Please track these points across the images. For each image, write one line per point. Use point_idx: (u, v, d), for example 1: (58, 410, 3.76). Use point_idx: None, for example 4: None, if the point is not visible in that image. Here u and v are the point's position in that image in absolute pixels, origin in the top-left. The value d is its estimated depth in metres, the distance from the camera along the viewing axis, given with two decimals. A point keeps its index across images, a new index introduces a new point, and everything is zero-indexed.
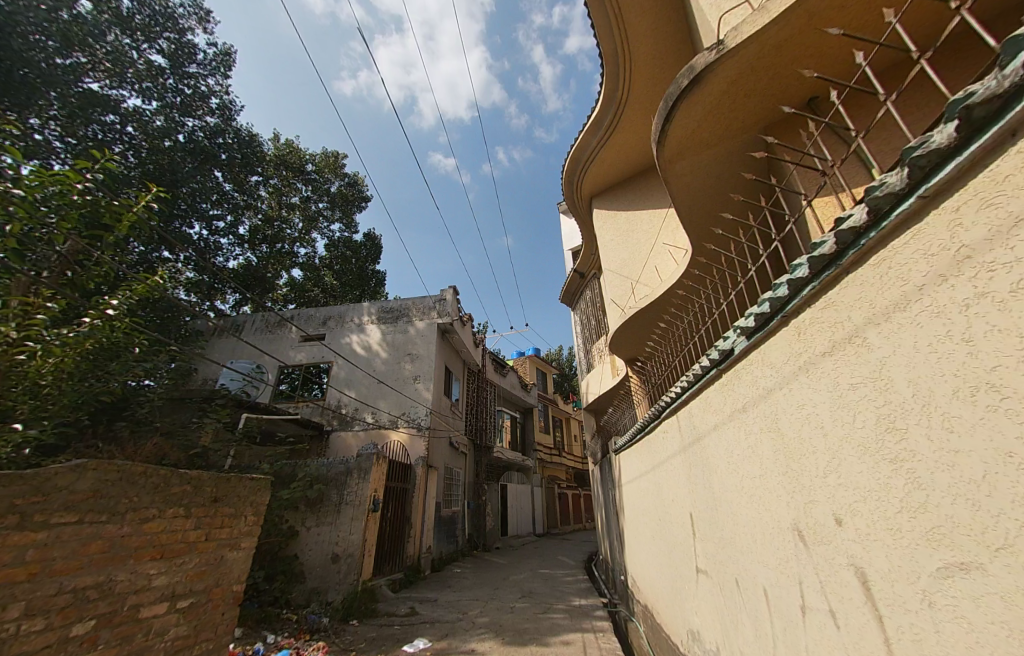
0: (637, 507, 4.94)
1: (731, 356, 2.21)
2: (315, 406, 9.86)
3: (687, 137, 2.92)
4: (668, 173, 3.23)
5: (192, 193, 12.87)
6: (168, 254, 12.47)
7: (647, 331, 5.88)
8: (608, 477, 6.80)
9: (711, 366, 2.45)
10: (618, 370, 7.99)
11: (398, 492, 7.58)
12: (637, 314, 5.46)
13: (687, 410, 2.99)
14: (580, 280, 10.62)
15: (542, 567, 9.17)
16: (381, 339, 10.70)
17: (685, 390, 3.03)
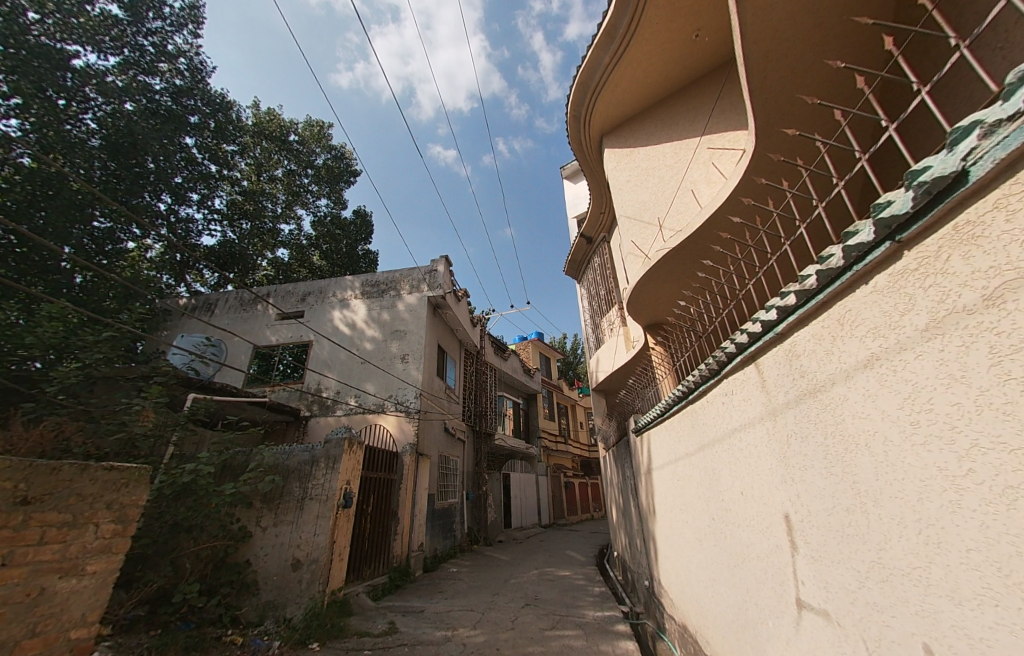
0: (673, 499, 3.89)
1: (944, 201, 1.05)
2: (292, 390, 8.79)
3: None
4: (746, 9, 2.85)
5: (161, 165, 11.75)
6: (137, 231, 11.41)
7: (682, 283, 4.86)
8: (628, 464, 5.68)
9: (869, 250, 1.27)
10: (635, 340, 6.86)
11: (381, 483, 6.52)
12: (670, 256, 4.42)
13: (780, 352, 1.84)
14: (587, 246, 9.42)
15: (548, 565, 8.14)
16: (366, 316, 9.47)
17: (770, 328, 1.89)
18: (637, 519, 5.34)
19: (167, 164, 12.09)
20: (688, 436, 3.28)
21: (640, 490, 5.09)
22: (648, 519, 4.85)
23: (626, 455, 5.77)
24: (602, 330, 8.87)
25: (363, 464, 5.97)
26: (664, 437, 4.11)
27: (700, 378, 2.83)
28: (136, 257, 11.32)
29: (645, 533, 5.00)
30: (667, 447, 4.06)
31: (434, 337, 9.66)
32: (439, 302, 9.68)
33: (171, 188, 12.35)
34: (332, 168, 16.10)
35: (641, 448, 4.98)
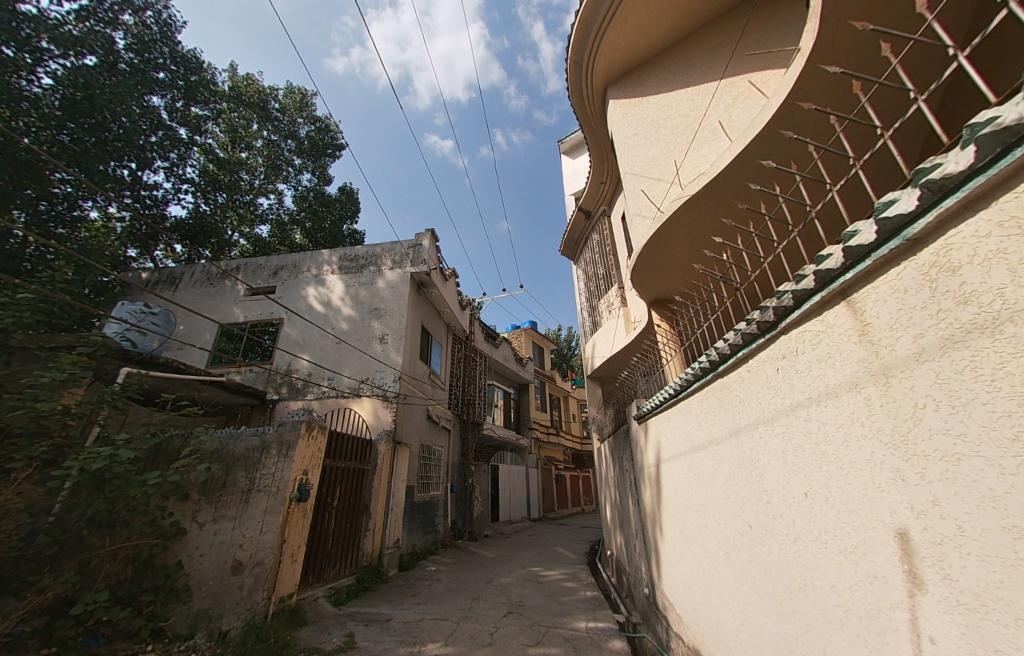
0: (685, 498, 3.22)
1: None
2: (260, 371, 8.01)
3: None
4: None
5: (127, 128, 10.85)
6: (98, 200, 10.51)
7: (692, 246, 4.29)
8: (626, 455, 5.01)
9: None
10: (637, 321, 6.18)
11: (348, 474, 5.81)
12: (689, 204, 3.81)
13: (923, 265, 1.10)
14: (585, 221, 8.70)
15: (535, 563, 7.51)
16: (343, 293, 8.65)
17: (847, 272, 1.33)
18: (636, 519, 4.69)
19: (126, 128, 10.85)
20: (711, 419, 2.59)
21: (640, 485, 4.42)
22: (650, 519, 4.18)
23: (625, 446, 5.07)
24: (598, 313, 8.19)
25: (326, 452, 5.25)
26: (676, 422, 3.41)
27: (741, 340, 2.09)
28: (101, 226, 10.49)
29: (646, 535, 4.34)
30: (677, 436, 3.39)
31: (418, 317, 8.86)
32: (423, 280, 8.89)
33: (138, 154, 11.41)
34: (316, 139, 15.13)
35: (644, 437, 4.31)
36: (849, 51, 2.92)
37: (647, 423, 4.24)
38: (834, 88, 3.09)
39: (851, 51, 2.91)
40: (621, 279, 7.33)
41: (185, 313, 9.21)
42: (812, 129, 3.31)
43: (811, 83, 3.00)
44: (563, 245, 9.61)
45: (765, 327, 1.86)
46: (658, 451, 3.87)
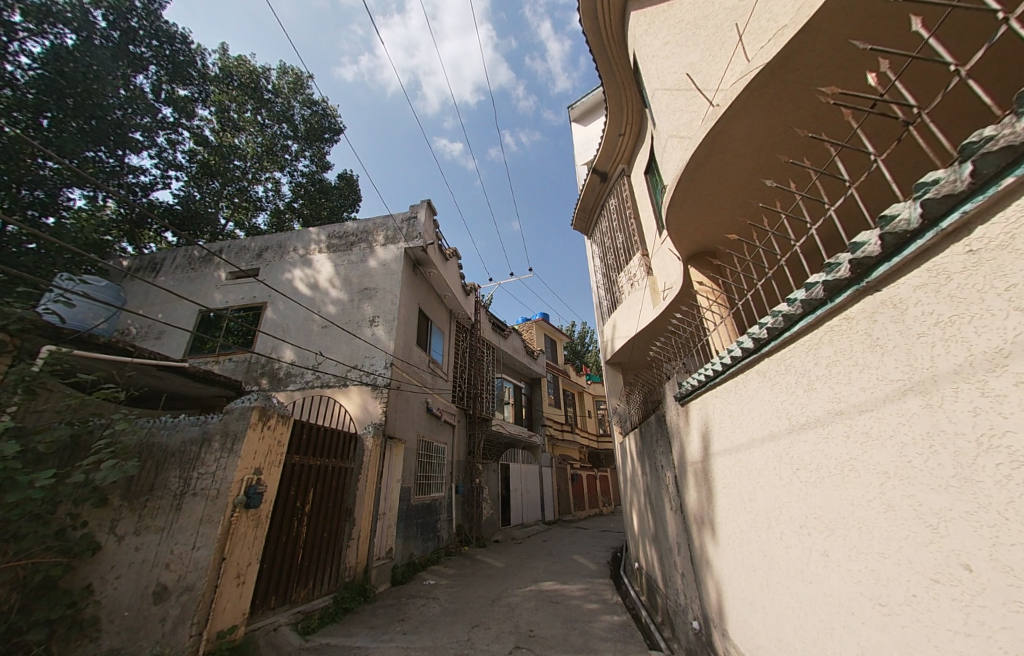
0: (750, 502, 2.17)
1: None
2: (240, 360, 7.18)
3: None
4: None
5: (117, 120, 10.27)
6: (89, 192, 10.03)
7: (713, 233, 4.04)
8: (661, 447, 3.94)
9: None
10: (670, 286, 5.10)
11: (325, 474, 4.89)
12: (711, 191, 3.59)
13: None
14: (601, 185, 7.64)
15: (551, 576, 6.49)
16: (331, 273, 7.64)
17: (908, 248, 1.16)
18: (675, 529, 3.63)
19: (136, 118, 10.80)
20: (833, 373, 1.50)
21: (680, 485, 3.36)
22: (693, 530, 3.10)
23: (660, 434, 3.98)
24: (619, 288, 7.09)
25: (291, 447, 4.33)
26: (746, 387, 2.19)
27: (825, 293, 1.48)
28: (85, 214, 9.88)
29: (690, 550, 3.28)
30: (731, 416, 2.38)
31: (415, 300, 7.85)
32: (420, 258, 7.85)
33: (131, 145, 10.89)
34: (313, 125, 14.41)
35: (684, 421, 3.23)
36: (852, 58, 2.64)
37: (692, 402, 3.08)
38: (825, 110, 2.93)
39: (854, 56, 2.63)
40: (647, 242, 6.21)
41: (165, 300, 8.45)
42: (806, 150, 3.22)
43: (813, 81, 2.78)
44: (576, 218, 8.59)
45: (865, 267, 1.31)
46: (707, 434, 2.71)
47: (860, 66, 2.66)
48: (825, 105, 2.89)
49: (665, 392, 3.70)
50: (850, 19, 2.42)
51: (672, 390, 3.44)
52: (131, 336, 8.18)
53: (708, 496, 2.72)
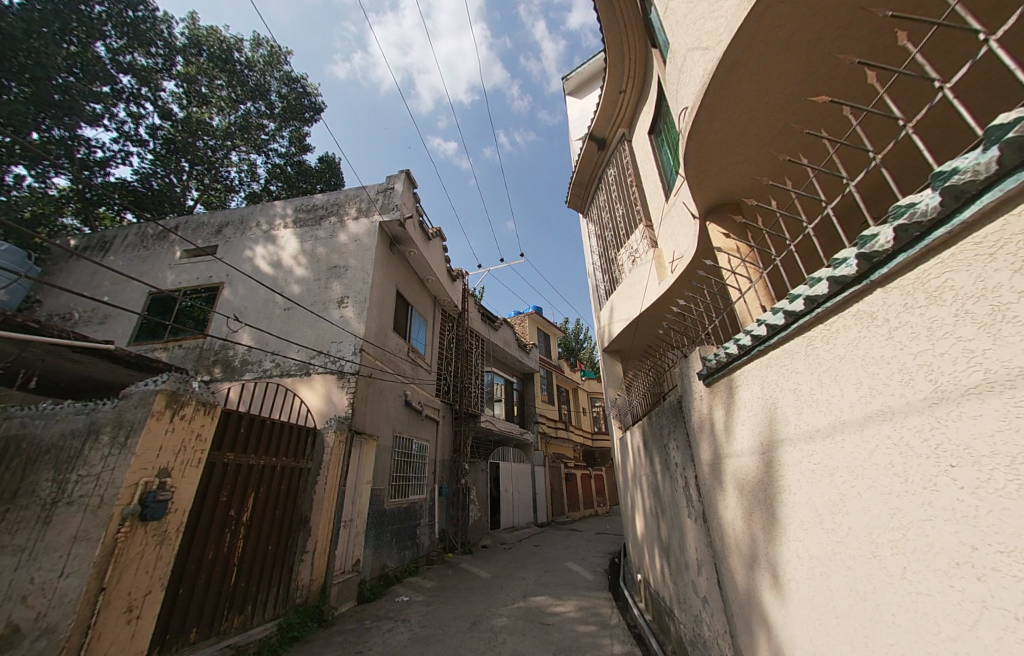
0: (835, 516, 1.45)
1: None
2: (190, 347, 6.33)
3: (771, 40, 2.37)
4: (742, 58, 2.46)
5: (70, 87, 9.32)
6: (37, 166, 9.09)
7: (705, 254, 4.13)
8: (676, 441, 3.19)
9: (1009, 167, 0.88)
10: (681, 254, 4.37)
11: (273, 476, 4.10)
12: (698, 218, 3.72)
13: None
14: (599, 154, 6.87)
15: (543, 590, 5.74)
16: (296, 250, 6.81)
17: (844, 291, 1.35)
18: (697, 543, 2.90)
19: (87, 88, 9.77)
20: None
21: (709, 487, 2.62)
22: (730, 547, 2.36)
23: (674, 425, 3.21)
24: (619, 267, 6.35)
25: (215, 443, 3.48)
26: (839, 345, 1.41)
27: (789, 321, 1.63)
28: (31, 190, 8.92)
29: (719, 572, 2.54)
30: (798, 392, 1.64)
31: (393, 281, 7.01)
32: (398, 236, 7.02)
33: (88, 118, 9.98)
34: (291, 103, 13.51)
35: (714, 406, 2.47)
36: (843, 80, 2.58)
37: (726, 377, 2.30)
38: (799, 141, 2.97)
39: (837, 81, 2.59)
40: (652, 211, 5.47)
41: (112, 282, 7.56)
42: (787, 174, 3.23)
43: (788, 107, 2.73)
44: (571, 194, 7.84)
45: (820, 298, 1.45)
46: (762, 420, 1.91)
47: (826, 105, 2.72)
48: (797, 138, 2.94)
49: (685, 370, 2.94)
50: (806, 66, 2.49)
51: (698, 368, 2.67)
52: (72, 321, 7.27)
53: (761, 503, 1.98)
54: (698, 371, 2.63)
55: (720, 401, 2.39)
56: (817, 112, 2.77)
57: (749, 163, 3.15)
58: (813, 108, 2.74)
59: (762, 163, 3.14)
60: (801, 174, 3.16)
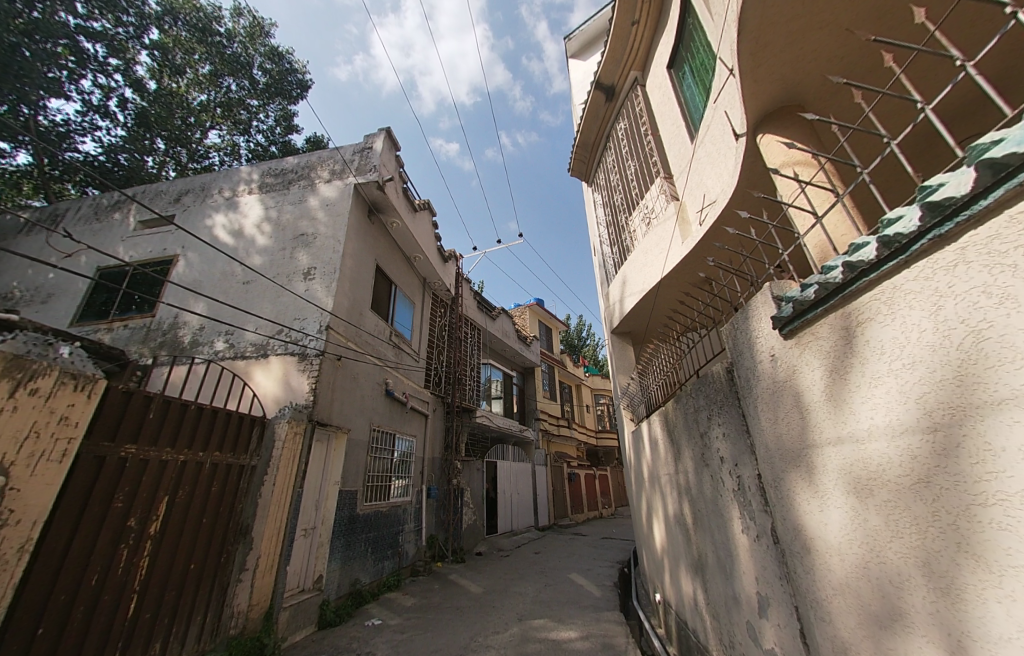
0: None
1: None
2: (137, 327, 5.51)
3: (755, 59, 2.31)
4: (745, 51, 2.28)
5: (30, 52, 8.55)
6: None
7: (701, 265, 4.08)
8: (724, 429, 2.30)
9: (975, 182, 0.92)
10: (715, 199, 3.48)
11: (200, 476, 3.26)
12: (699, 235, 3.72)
13: None
14: (606, 107, 5.94)
15: (543, 610, 4.87)
16: (260, 219, 5.97)
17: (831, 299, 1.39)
18: (760, 574, 2.01)
19: (40, 49, 8.89)
20: None
21: (792, 492, 1.73)
22: (839, 589, 1.46)
23: (722, 406, 2.31)
24: (630, 233, 5.45)
25: (95, 430, 2.60)
26: None
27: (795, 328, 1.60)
28: None
29: (808, 626, 1.65)
30: None
31: (372, 254, 6.12)
32: (378, 203, 6.13)
33: (51, 88, 9.21)
34: (275, 79, 12.71)
35: (806, 368, 1.58)
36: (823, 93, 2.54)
37: (839, 311, 1.39)
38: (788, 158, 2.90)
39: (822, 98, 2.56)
40: (671, 160, 4.57)
41: (59, 257, 6.74)
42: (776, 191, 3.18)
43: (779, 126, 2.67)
44: (574, 161, 7.00)
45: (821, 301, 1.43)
46: (958, 367, 1.00)
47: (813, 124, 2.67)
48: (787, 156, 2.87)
49: (745, 325, 2.03)
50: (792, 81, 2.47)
51: (773, 314, 1.74)
52: (13, 301, 6.45)
53: (935, 522, 1.08)
54: (773, 319, 1.72)
55: (826, 354, 1.47)
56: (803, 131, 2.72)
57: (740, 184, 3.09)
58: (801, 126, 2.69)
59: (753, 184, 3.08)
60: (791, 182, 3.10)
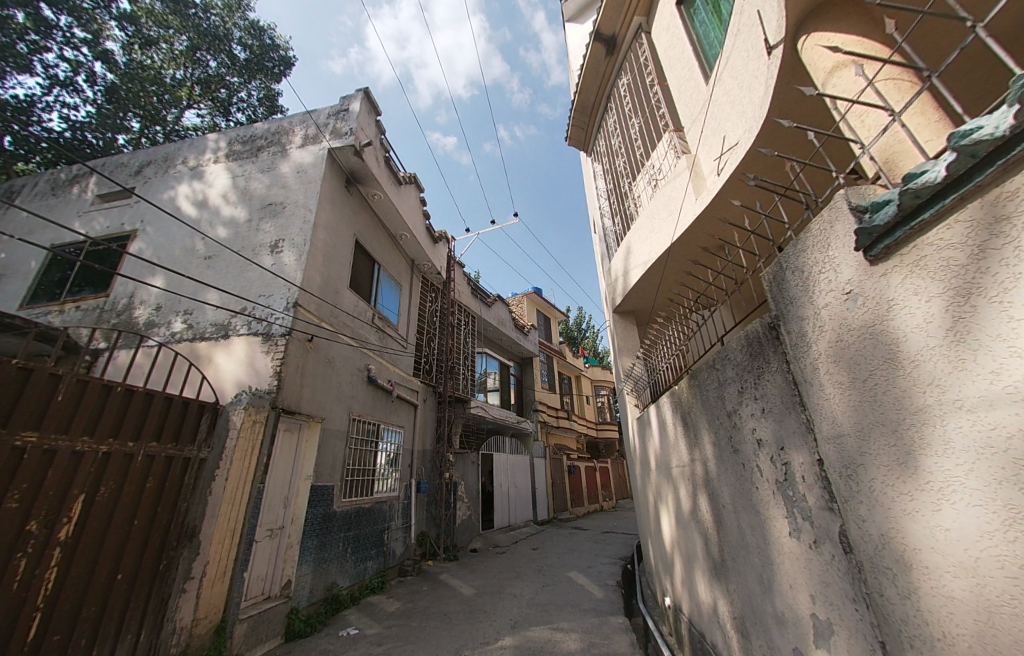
0: None
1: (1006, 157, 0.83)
2: (90, 307, 5.00)
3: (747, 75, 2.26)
4: None
5: None
6: None
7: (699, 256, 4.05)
8: (762, 405, 1.78)
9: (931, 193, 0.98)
10: (735, 143, 2.97)
11: (132, 470, 2.74)
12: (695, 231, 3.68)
13: None
14: (606, 62, 5.35)
15: (540, 614, 4.39)
16: (226, 188, 5.42)
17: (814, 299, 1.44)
18: (818, 591, 1.51)
19: None
20: None
21: (874, 483, 1.22)
22: (971, 629, 0.95)
23: (759, 376, 1.80)
24: (634, 199, 4.90)
25: None
26: None
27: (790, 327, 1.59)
28: None
29: None
30: None
31: (350, 228, 5.59)
32: (356, 172, 5.57)
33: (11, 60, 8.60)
34: (256, 54, 12.10)
35: (913, 300, 1.06)
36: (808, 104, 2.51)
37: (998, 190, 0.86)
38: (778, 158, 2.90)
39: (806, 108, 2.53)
40: (682, 109, 4.00)
41: (12, 235, 6.20)
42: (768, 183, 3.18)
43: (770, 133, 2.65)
44: (573, 127, 6.43)
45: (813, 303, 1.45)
46: None
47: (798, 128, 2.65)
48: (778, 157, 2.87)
49: (801, 262, 1.50)
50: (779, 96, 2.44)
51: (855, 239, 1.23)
52: None
53: None
54: (856, 240, 1.20)
55: (952, 274, 0.96)
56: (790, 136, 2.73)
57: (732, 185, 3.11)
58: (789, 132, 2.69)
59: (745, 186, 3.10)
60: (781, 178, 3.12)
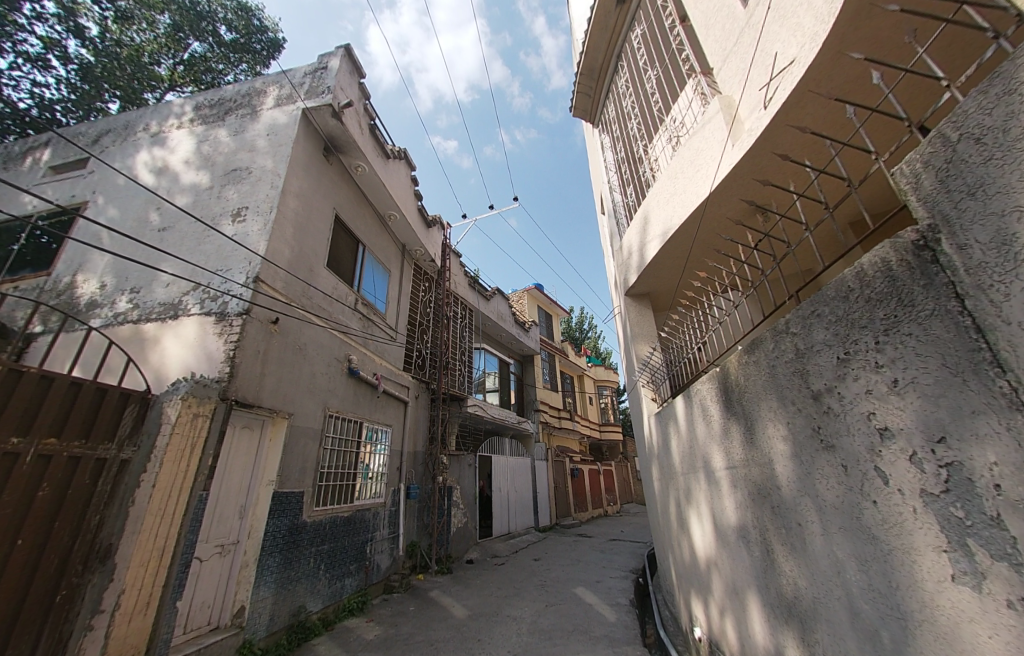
0: None
1: None
2: (30, 286, 4.40)
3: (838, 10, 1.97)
4: None
5: None
6: None
7: (718, 245, 3.72)
8: (895, 375, 1.14)
9: None
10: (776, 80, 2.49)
11: (16, 476, 2.10)
12: (715, 216, 3.37)
13: None
14: (616, 15, 4.65)
15: (544, 643, 3.73)
16: (189, 154, 4.81)
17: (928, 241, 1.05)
18: None
19: None
20: None
21: None
22: None
23: (886, 332, 1.17)
24: (650, 162, 4.26)
25: None
26: None
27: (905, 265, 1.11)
28: None
29: None
30: None
31: (330, 201, 4.99)
32: (336, 138, 4.96)
33: None
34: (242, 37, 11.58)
35: None
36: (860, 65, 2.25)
37: None
38: (814, 132, 2.63)
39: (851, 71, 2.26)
40: (710, 48, 3.32)
41: None
42: (798, 163, 2.89)
43: (812, 100, 2.39)
44: (578, 94, 5.77)
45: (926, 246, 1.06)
46: None
47: (841, 91, 2.37)
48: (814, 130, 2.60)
49: (1006, 122, 0.87)
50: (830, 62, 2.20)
51: None
52: None
53: None
54: None
55: None
56: (830, 105, 2.46)
57: (761, 163, 2.83)
58: (829, 103, 2.42)
59: (774, 163, 2.82)
60: (812, 159, 2.86)
